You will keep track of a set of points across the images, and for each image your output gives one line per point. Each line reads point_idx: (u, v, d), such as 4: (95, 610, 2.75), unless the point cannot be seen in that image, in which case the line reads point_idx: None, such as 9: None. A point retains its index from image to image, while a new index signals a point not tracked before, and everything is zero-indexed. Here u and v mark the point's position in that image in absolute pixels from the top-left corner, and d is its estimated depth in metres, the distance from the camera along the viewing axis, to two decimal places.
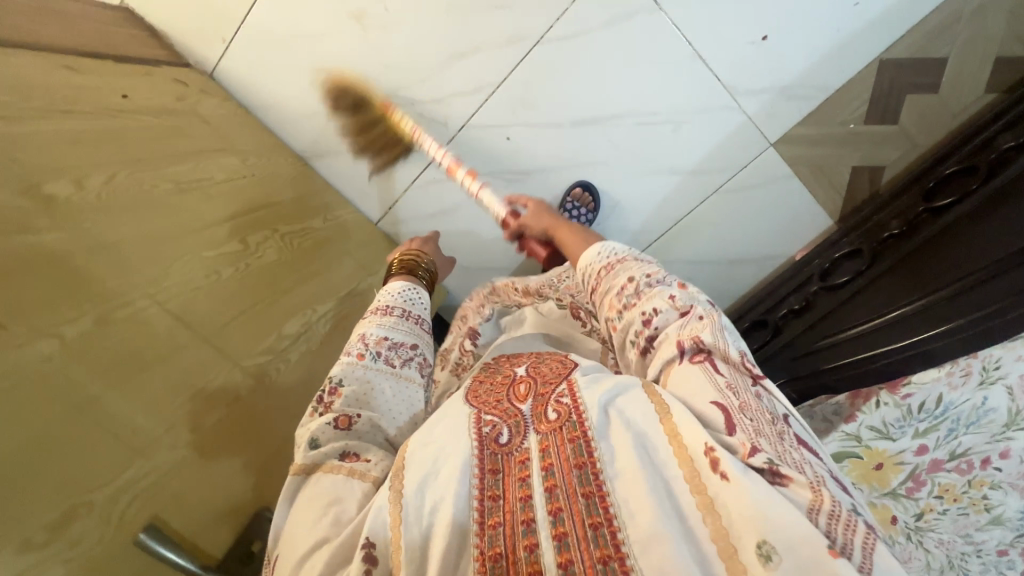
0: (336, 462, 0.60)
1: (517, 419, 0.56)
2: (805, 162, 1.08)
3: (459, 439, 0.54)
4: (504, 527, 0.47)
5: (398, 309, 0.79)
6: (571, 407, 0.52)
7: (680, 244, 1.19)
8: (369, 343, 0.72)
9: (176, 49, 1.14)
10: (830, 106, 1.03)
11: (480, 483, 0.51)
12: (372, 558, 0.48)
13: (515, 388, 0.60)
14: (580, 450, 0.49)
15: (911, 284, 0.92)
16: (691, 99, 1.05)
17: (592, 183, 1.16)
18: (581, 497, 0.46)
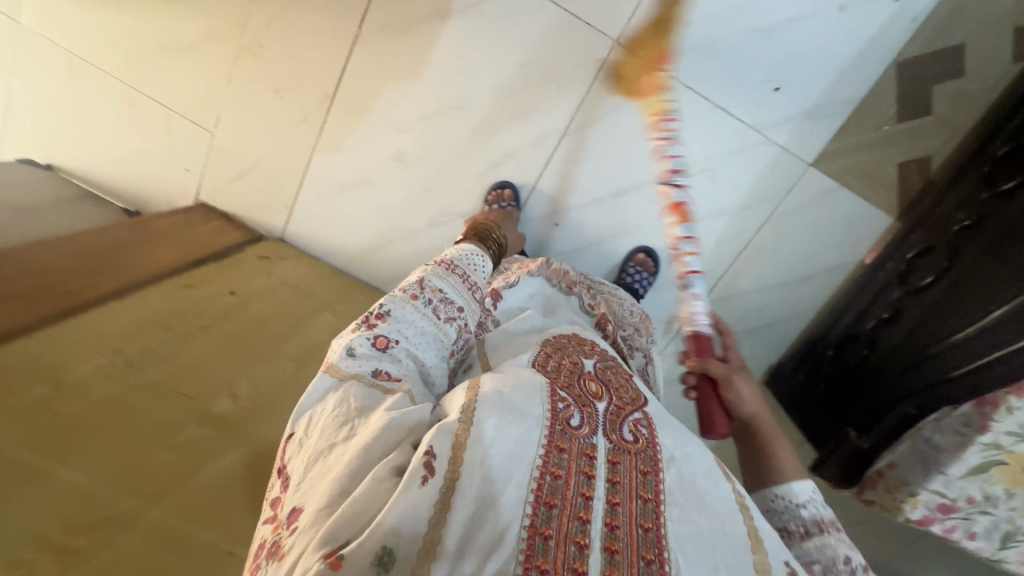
0: (369, 375, 0.61)
1: (590, 411, 0.58)
2: (848, 171, 1.10)
3: (539, 410, 0.54)
4: (556, 543, 0.45)
5: (459, 269, 0.85)
6: (648, 441, 0.57)
7: (748, 274, 1.21)
8: (426, 288, 0.76)
9: (252, 227, 1.30)
10: (857, 116, 1.07)
11: (545, 460, 0.50)
12: (432, 467, 0.47)
13: (586, 383, 0.63)
14: (647, 485, 0.52)
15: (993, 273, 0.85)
16: (721, 144, 1.11)
17: (648, 245, 1.20)
18: (639, 527, 0.48)
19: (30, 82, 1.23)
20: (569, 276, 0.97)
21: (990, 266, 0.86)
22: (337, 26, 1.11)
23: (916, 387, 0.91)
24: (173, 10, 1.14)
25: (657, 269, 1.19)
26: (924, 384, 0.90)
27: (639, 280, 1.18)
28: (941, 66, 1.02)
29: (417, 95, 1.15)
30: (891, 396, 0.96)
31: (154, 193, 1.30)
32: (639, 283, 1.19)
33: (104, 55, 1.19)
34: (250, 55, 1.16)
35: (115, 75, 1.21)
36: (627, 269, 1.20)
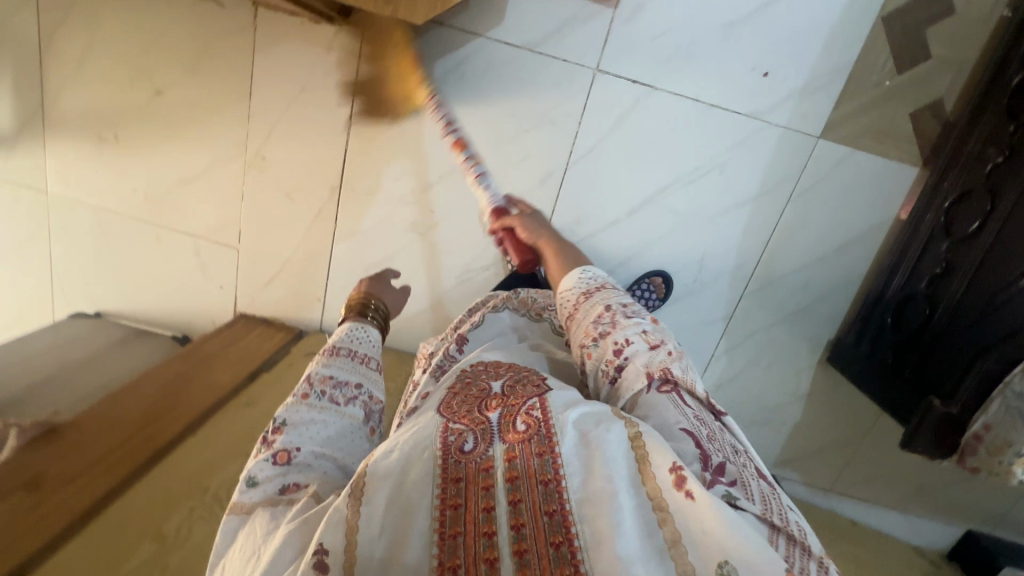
0: (275, 496, 0.57)
1: (484, 427, 0.57)
2: (859, 133, 1.08)
3: (427, 454, 0.54)
4: (464, 537, 0.49)
5: (345, 347, 0.73)
6: (541, 421, 0.56)
7: (781, 258, 1.19)
8: (314, 380, 0.67)
9: (290, 325, 1.34)
10: (855, 79, 1.05)
11: (442, 495, 0.52)
12: (324, 566, 0.47)
13: (487, 403, 0.60)
14: (546, 467, 0.52)
15: None
16: (723, 139, 1.10)
17: (670, 269, 1.21)
18: (544, 514, 0.49)
19: (65, 240, 1.31)
20: (530, 299, 0.92)
21: None
22: (331, 119, 1.16)
23: (1001, 334, 0.85)
24: (177, 146, 1.21)
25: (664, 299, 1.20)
26: (1009, 330, 0.84)
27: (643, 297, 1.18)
28: (928, 10, 1.00)
29: (419, 164, 1.18)
30: (973, 351, 0.90)
31: (195, 313, 1.36)
32: (644, 297, 1.19)
33: (126, 198, 1.26)
34: (257, 166, 1.21)
35: (140, 215, 1.28)
36: (638, 283, 1.19)
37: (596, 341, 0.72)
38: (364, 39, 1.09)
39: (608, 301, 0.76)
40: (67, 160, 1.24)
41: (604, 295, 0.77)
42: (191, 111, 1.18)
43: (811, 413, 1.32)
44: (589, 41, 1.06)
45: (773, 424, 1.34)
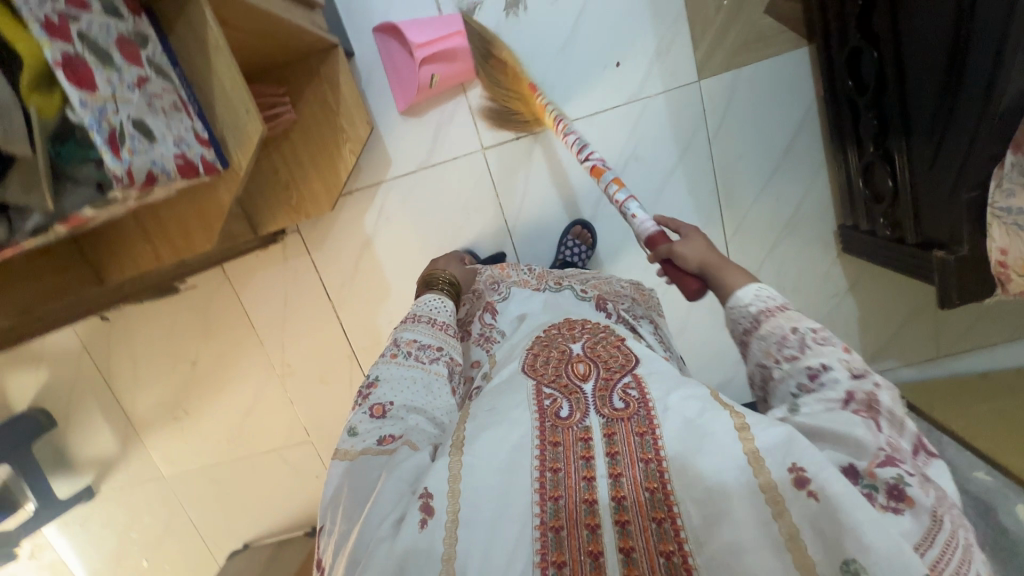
0: (374, 443, 0.60)
1: (578, 396, 0.59)
2: (734, 50, 1.10)
3: (521, 413, 0.58)
4: (566, 501, 0.50)
5: (426, 315, 0.79)
6: (639, 400, 0.56)
7: (741, 189, 1.19)
8: (403, 342, 0.73)
9: None
10: (698, 15, 1.08)
11: (542, 457, 0.53)
12: (431, 508, 0.50)
13: (573, 365, 0.63)
14: (645, 447, 0.51)
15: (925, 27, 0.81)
16: (621, 129, 1.15)
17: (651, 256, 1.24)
18: (644, 490, 0.49)
19: (195, 504, 1.56)
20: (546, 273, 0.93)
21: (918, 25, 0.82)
22: (318, 305, 1.33)
23: (962, 144, 0.81)
24: (229, 392, 1.44)
25: (595, 243, 1.19)
26: (969, 134, 0.79)
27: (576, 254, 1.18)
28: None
29: (401, 299, 1.31)
30: (951, 178, 0.84)
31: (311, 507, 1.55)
32: (573, 254, 1.19)
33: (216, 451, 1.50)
34: (289, 372, 1.41)
35: (232, 455, 1.50)
36: (562, 241, 1.20)
37: (779, 359, 0.57)
38: (304, 237, 1.26)
39: (795, 322, 0.58)
40: (164, 447, 1.50)
41: (791, 313, 0.59)
42: (222, 362, 1.41)
43: (868, 297, 1.26)
44: (463, 130, 1.16)
45: (840, 328, 1.29)
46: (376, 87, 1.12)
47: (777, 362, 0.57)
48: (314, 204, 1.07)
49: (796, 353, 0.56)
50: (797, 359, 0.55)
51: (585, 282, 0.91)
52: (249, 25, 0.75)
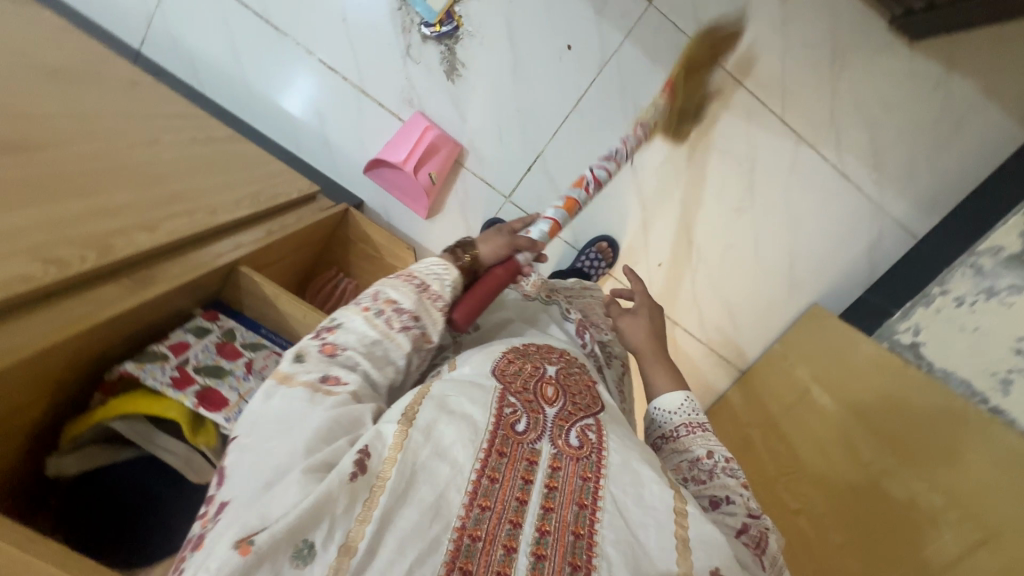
0: (315, 381, 0.53)
1: (539, 416, 0.56)
2: None
3: (481, 416, 0.53)
4: (490, 514, 0.47)
5: (422, 278, 0.63)
6: (595, 446, 0.54)
7: (759, 63, 1.08)
8: (381, 300, 0.60)
9: None
10: None
11: (484, 462, 0.49)
12: (362, 465, 0.45)
13: (542, 386, 0.59)
14: (584, 492, 0.50)
15: None
16: (613, 98, 1.11)
17: (713, 181, 1.17)
18: (569, 533, 0.47)
19: None
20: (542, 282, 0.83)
21: None
22: None
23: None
24: None
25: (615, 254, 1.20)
26: None
27: (591, 264, 1.19)
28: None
29: None
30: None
31: None
32: (592, 266, 1.19)
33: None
34: None
35: None
36: (584, 250, 1.20)
37: (687, 477, 0.61)
38: None
39: (710, 444, 0.63)
40: None
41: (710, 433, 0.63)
42: None
43: (978, 62, 1.05)
44: (481, 196, 1.18)
45: (969, 111, 1.09)
46: (395, 212, 1.20)
47: (686, 479, 0.61)
48: None
49: (702, 477, 0.60)
50: (704, 483, 0.59)
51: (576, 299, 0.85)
52: (288, 250, 0.86)
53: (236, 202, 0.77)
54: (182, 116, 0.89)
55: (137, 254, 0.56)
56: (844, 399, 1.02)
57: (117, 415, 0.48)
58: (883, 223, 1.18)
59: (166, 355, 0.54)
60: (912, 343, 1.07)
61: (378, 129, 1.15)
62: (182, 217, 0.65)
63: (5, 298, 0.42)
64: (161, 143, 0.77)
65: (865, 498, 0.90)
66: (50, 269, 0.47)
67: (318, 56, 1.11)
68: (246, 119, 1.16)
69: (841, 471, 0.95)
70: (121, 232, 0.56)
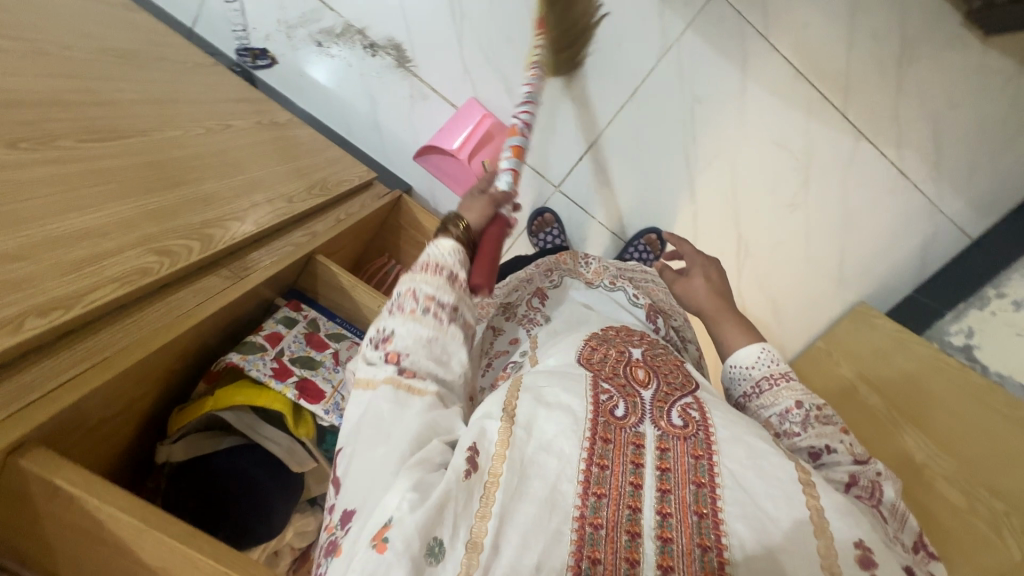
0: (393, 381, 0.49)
1: (636, 399, 0.51)
2: None
3: (577, 401, 0.48)
4: (609, 500, 0.42)
5: (448, 264, 0.56)
6: (700, 423, 0.48)
7: (822, 55, 1.05)
8: (419, 299, 0.53)
9: None
10: None
11: (590, 450, 0.44)
12: (474, 462, 0.42)
13: (631, 369, 0.55)
14: (700, 470, 0.44)
15: None
16: (671, 88, 1.09)
17: (767, 175, 1.15)
18: (693, 514, 0.42)
19: None
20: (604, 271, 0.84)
21: None
22: None
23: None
24: None
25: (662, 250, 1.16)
26: None
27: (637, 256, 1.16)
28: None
29: None
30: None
31: None
32: (641, 259, 1.16)
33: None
34: None
35: None
36: (633, 243, 1.17)
37: (780, 433, 0.56)
38: None
39: (799, 393, 0.58)
40: None
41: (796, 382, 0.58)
42: None
43: None
44: (532, 185, 1.19)
45: None
46: (446, 199, 1.20)
47: (778, 433, 0.56)
48: None
49: (798, 428, 0.55)
50: (798, 436, 0.55)
51: (642, 288, 0.83)
52: (353, 239, 0.86)
53: (308, 191, 0.77)
54: (245, 99, 0.89)
55: (233, 244, 0.56)
56: (891, 397, 1.02)
57: (225, 406, 0.49)
58: (939, 222, 1.16)
59: (263, 346, 0.55)
60: (965, 345, 1.08)
61: (430, 115, 1.13)
62: (265, 207, 0.65)
63: (129, 291, 0.43)
64: (233, 129, 0.77)
65: (913, 500, 0.89)
66: (164, 261, 0.47)
67: (371, 38, 1.09)
68: (295, 102, 1.14)
69: (887, 462, 0.95)
70: (217, 223, 0.56)
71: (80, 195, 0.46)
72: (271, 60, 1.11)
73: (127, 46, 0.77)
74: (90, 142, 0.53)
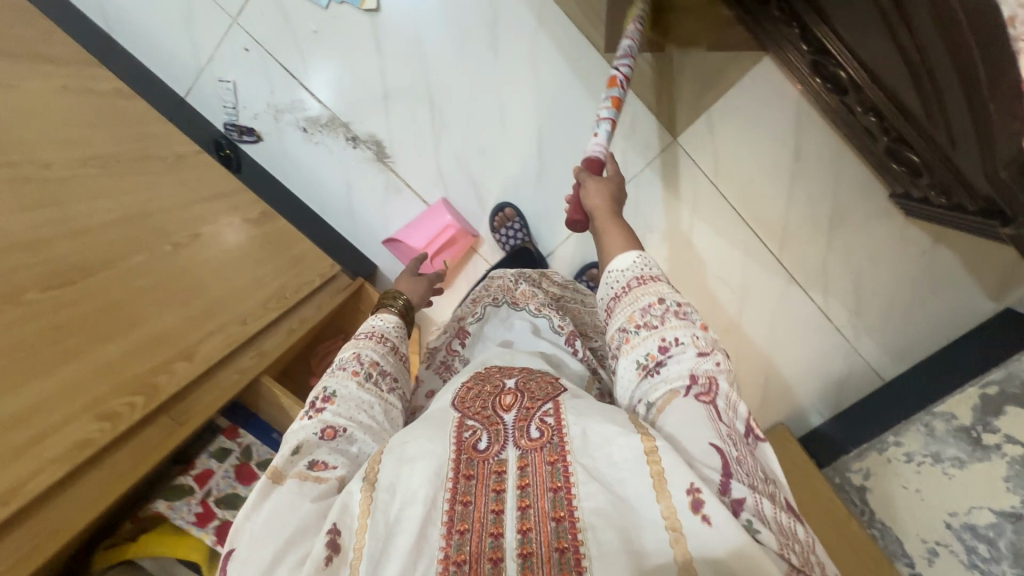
0: (303, 471, 0.51)
1: (500, 427, 0.52)
2: (697, 96, 1.09)
3: (439, 443, 0.50)
4: (471, 533, 0.44)
5: (392, 338, 0.69)
6: (555, 429, 0.50)
7: (764, 206, 1.15)
8: (363, 361, 0.63)
9: None
10: (643, 91, 1.11)
11: (454, 489, 0.47)
12: (336, 545, 0.44)
13: (500, 398, 0.55)
14: (556, 476, 0.46)
15: (865, 28, 0.71)
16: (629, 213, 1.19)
17: (706, 301, 1.24)
18: (551, 519, 0.43)
19: None
20: (531, 292, 0.84)
21: (861, 28, 0.72)
22: None
23: (966, 116, 0.65)
24: None
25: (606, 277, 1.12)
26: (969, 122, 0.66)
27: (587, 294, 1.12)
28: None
29: None
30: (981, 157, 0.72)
31: None
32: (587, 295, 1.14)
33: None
34: None
35: None
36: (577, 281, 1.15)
37: (638, 325, 0.56)
38: None
39: (662, 291, 0.57)
40: None
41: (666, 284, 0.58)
42: None
43: (962, 241, 1.14)
44: None
45: (947, 280, 1.17)
46: None
47: (636, 326, 0.56)
48: None
49: (655, 322, 0.55)
50: (655, 329, 0.55)
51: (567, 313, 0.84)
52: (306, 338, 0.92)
53: (264, 304, 0.83)
54: (223, 195, 0.94)
55: (178, 389, 0.62)
56: None
57: (145, 554, 0.55)
58: (855, 362, 1.26)
59: (191, 488, 0.62)
60: (860, 486, 1.14)
61: (401, 207, 1.19)
62: (217, 336, 0.71)
63: (66, 468, 0.49)
64: (203, 238, 0.83)
65: None
66: (106, 427, 0.53)
67: (354, 132, 1.15)
68: (278, 177, 1.20)
69: None
70: (165, 367, 0.62)
71: (35, 363, 0.52)
72: (256, 136, 1.16)
73: (110, 147, 0.82)
74: (56, 288, 0.59)
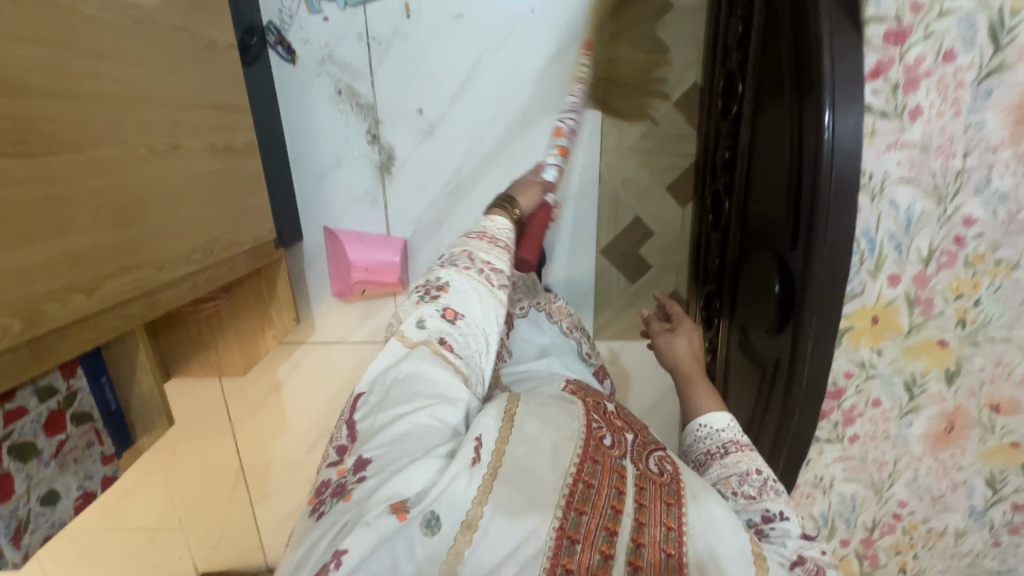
0: (438, 342, 0.59)
1: (619, 436, 0.60)
2: (625, 327, 1.27)
3: (574, 424, 0.58)
4: (590, 518, 0.48)
5: (499, 245, 0.79)
6: (672, 476, 0.57)
7: None
8: (477, 261, 0.72)
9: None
10: (601, 293, 1.25)
11: (579, 469, 0.52)
12: (478, 455, 0.49)
13: (612, 418, 0.65)
14: (670, 514, 0.52)
15: (741, 400, 0.95)
16: None
17: None
18: (661, 552, 0.49)
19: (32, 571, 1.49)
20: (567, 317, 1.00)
21: (738, 397, 0.97)
22: (217, 427, 1.39)
23: None
24: None
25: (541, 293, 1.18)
26: None
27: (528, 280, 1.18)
28: (641, 227, 1.20)
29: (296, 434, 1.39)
30: None
31: None
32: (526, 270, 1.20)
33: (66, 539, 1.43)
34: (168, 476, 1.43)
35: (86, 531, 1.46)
36: None
37: (737, 492, 0.63)
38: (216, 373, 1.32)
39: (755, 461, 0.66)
40: None
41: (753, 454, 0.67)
42: None
43: None
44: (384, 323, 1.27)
45: None
46: (317, 271, 1.23)
47: (734, 492, 0.64)
48: (228, 367, 1.18)
49: (754, 492, 0.63)
50: (754, 498, 0.62)
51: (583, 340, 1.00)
52: None
53: (188, 254, 0.77)
54: (224, 110, 0.86)
55: (62, 322, 0.57)
56: None
57: None
58: None
59: None
60: None
61: (364, 218, 1.18)
62: (126, 277, 0.65)
63: None
64: (180, 152, 0.75)
65: None
66: None
67: (379, 132, 1.13)
68: (279, 101, 1.11)
69: None
70: (59, 296, 0.56)
71: None
72: (290, 57, 1.08)
73: (157, 3, 0.72)
74: (10, 159, 0.51)
